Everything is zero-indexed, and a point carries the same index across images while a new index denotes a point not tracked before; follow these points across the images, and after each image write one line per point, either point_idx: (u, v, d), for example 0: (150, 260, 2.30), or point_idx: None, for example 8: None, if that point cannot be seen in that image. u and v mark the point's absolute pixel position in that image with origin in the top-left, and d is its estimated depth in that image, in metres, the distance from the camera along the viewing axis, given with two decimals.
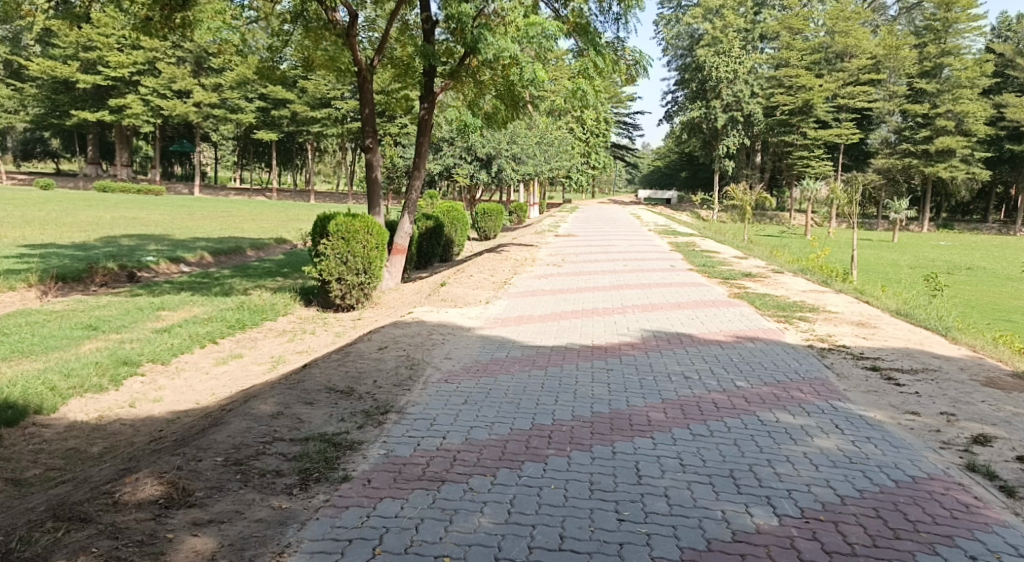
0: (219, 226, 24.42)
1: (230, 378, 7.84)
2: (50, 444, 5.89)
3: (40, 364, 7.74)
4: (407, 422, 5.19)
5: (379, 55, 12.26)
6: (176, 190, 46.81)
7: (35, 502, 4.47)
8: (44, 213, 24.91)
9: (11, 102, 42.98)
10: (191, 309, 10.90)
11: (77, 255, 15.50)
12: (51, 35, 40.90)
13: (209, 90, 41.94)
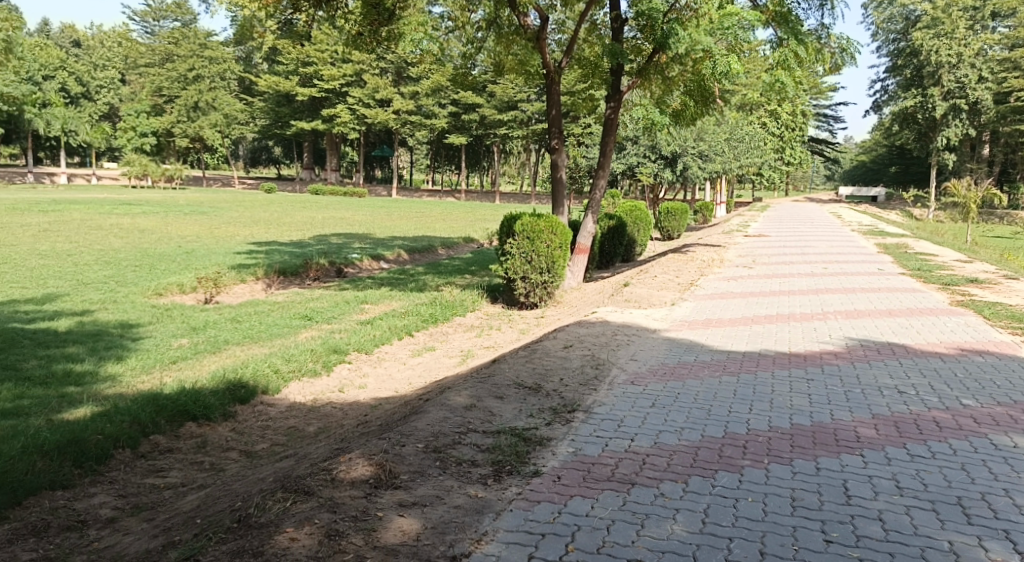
0: (415, 225, 25.93)
1: (425, 369, 8.30)
2: (274, 421, 6.55)
3: (266, 349, 8.64)
4: (594, 422, 5.21)
5: (567, 56, 12.34)
6: (376, 192, 50.31)
7: (264, 473, 4.99)
8: (268, 214, 27.79)
9: (244, 115, 48.36)
10: (391, 303, 11.66)
11: (295, 251, 17.14)
12: (276, 53, 45.47)
13: (407, 98, 44.60)
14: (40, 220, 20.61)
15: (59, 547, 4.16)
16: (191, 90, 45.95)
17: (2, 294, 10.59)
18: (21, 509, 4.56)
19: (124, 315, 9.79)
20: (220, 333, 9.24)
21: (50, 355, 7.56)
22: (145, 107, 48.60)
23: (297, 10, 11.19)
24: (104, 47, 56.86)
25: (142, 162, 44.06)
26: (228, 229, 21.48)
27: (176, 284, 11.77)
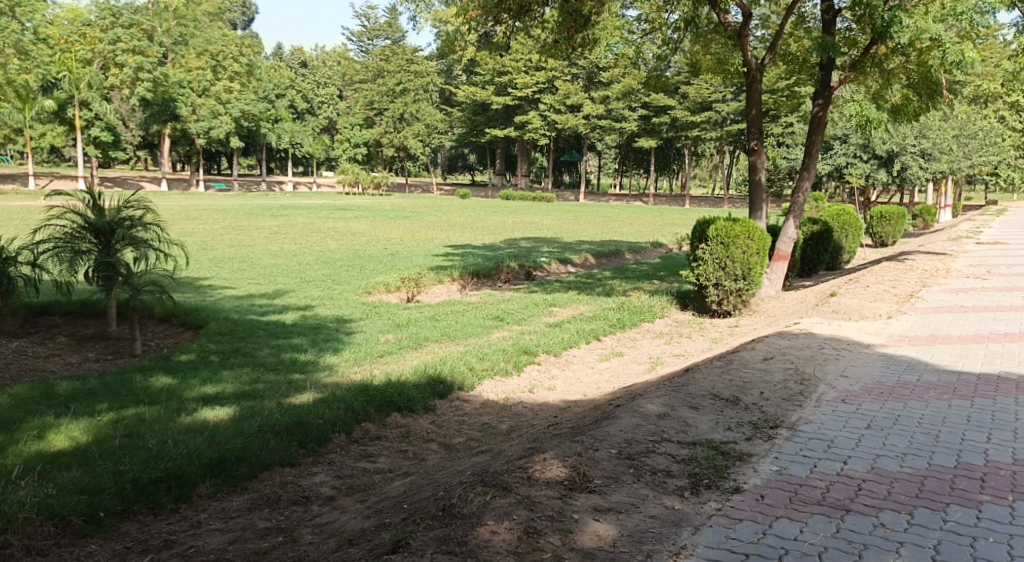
0: (603, 230, 25.92)
1: (614, 374, 8.26)
2: (470, 417, 6.82)
3: (461, 347, 9.02)
4: (800, 440, 4.91)
5: (771, 53, 11.72)
6: (565, 197, 50.95)
7: (462, 466, 5.21)
8: (463, 219, 29.09)
9: (443, 124, 50.99)
10: (579, 307, 11.74)
11: (488, 254, 17.78)
12: (474, 64, 47.39)
13: (598, 103, 44.63)
14: (270, 223, 23.07)
15: (286, 518, 4.60)
16: (398, 102, 49.30)
17: (240, 289, 11.94)
18: (256, 481, 5.09)
19: (339, 311, 10.67)
20: (421, 330, 9.79)
21: (278, 344, 8.40)
22: (357, 119, 52.78)
23: (497, 20, 11.54)
24: (326, 66, 62.39)
25: (354, 170, 47.89)
26: (427, 233, 22.72)
27: (382, 283, 12.63)
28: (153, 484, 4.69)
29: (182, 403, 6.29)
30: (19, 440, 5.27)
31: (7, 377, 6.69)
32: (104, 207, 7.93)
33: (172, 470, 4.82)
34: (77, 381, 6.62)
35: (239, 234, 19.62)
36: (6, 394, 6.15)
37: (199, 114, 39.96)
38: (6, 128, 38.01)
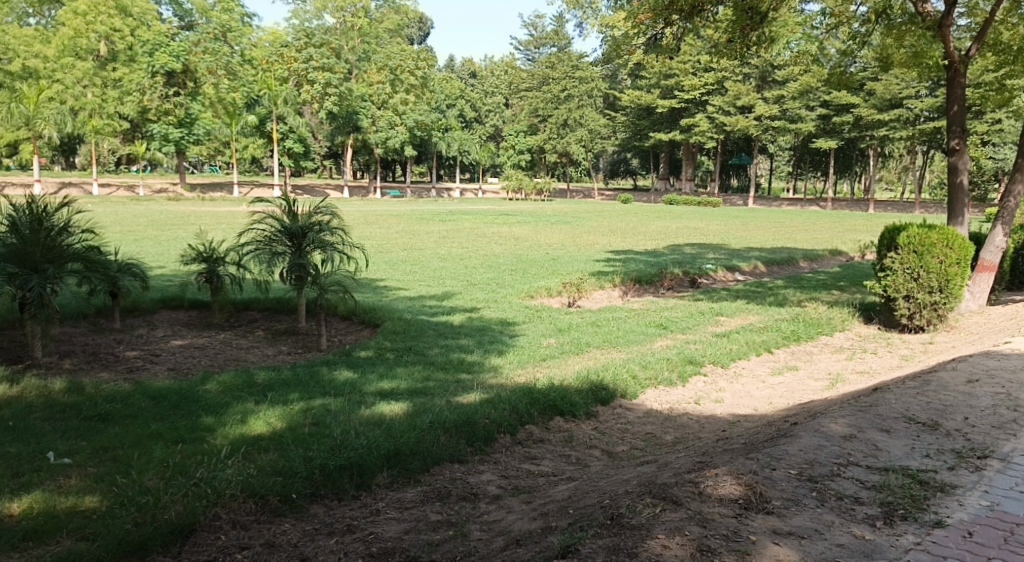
0: (773, 236, 24.68)
1: (788, 390, 7.81)
2: (633, 425, 6.71)
3: (625, 354, 8.90)
4: (1014, 475, 4.41)
5: (978, 43, 10.59)
6: (733, 202, 49.05)
7: (627, 476, 5.13)
8: (625, 224, 28.80)
9: (607, 129, 50.83)
10: (748, 317, 11.24)
11: (650, 260, 17.48)
12: (641, 68, 46.81)
13: (772, 103, 42.48)
14: (439, 228, 24.05)
15: (455, 512, 4.73)
16: (562, 108, 49.80)
17: (412, 290, 12.52)
18: (428, 474, 5.29)
19: (504, 314, 10.90)
20: (583, 335, 9.78)
21: (447, 344, 8.71)
22: (522, 126, 53.86)
23: (667, 22, 11.21)
24: (494, 74, 64.15)
25: (518, 176, 48.85)
26: (588, 238, 22.69)
27: (545, 288, 12.77)
28: (337, 471, 5.00)
29: (361, 397, 6.67)
30: (226, 423, 5.81)
31: (215, 365, 7.40)
32: (298, 213, 8.58)
33: (354, 459, 5.11)
34: (271, 372, 7.21)
35: (411, 238, 20.63)
36: (214, 380, 6.81)
37: (378, 124, 42.29)
38: (215, 142, 42.32)
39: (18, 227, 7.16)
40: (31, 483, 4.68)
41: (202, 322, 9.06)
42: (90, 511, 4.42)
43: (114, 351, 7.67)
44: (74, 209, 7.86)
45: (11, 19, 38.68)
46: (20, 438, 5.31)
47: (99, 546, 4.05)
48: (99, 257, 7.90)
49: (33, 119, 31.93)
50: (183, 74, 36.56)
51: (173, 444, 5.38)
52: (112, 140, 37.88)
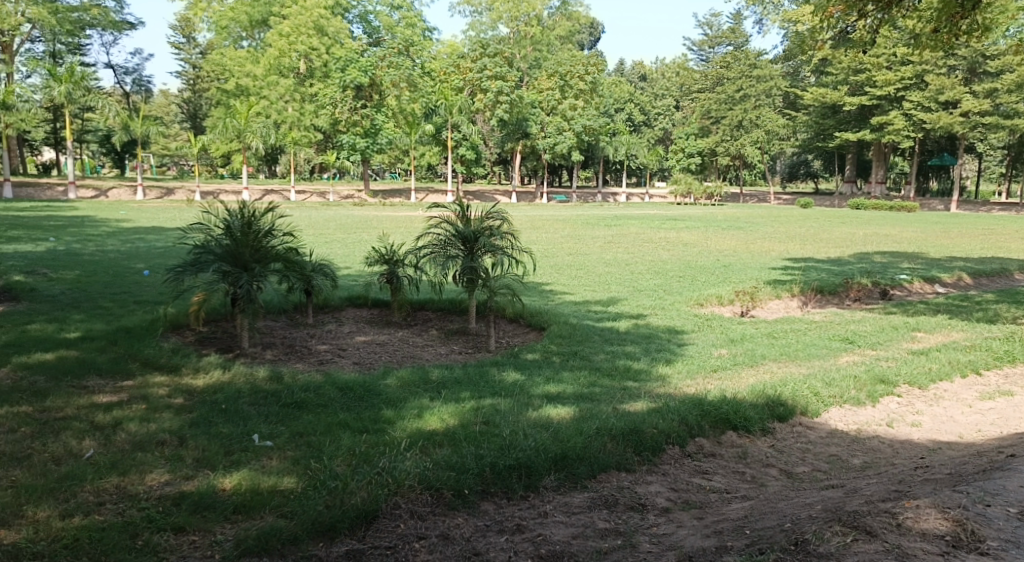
0: (980, 245, 22.29)
1: (999, 417, 6.99)
2: (816, 446, 6.29)
3: (805, 369, 8.37)
4: None
5: None
6: (931, 206, 44.80)
7: (811, 499, 4.80)
8: (806, 230, 27.23)
9: (787, 130, 48.37)
10: (950, 334, 10.20)
11: (834, 269, 16.38)
12: (827, 63, 44.07)
13: (982, 97, 38.39)
14: (606, 233, 23.96)
15: (624, 522, 4.65)
16: (738, 109, 48.01)
17: (578, 295, 12.54)
18: (595, 482, 5.25)
19: (672, 321, 10.64)
20: (759, 347, 9.33)
21: (614, 351, 8.62)
22: (694, 129, 52.50)
23: (861, 12, 10.32)
24: (666, 76, 62.97)
25: (688, 181, 47.61)
26: (765, 244, 21.66)
27: (716, 296, 12.33)
28: (507, 471, 5.09)
29: (530, 399, 6.75)
30: (404, 416, 6.08)
31: (394, 362, 7.80)
32: (471, 218, 8.86)
33: (524, 460, 5.18)
34: (444, 370, 7.47)
35: (578, 243, 20.69)
36: (393, 376, 7.17)
37: (547, 131, 42.64)
38: (396, 151, 44.77)
39: (231, 230, 7.94)
40: (238, 461, 5.14)
41: (382, 320, 9.59)
42: (288, 490, 4.77)
43: (307, 345, 8.30)
44: (277, 214, 8.60)
45: (227, 42, 43.25)
46: (229, 420, 5.85)
47: (296, 523, 4.35)
48: (297, 257, 8.58)
49: (242, 132, 35.44)
50: (371, 88, 38.90)
51: (358, 434, 5.70)
52: (307, 150, 41.15)
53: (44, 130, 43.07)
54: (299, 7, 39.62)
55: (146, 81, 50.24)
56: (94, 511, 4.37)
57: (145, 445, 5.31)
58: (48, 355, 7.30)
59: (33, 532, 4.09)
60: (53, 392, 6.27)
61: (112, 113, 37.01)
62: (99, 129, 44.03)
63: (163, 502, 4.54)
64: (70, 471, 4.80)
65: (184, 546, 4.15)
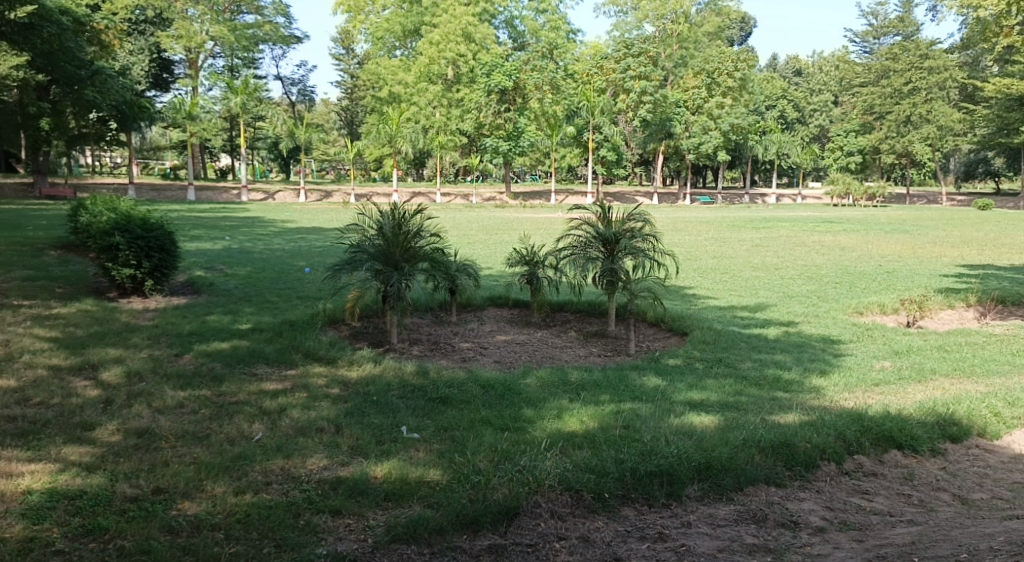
0: None
1: None
2: (995, 471, 5.74)
3: (982, 387, 7.66)
4: None
5: None
6: None
7: (991, 530, 4.39)
8: (984, 234, 24.92)
9: (962, 125, 44.49)
10: None
11: (1018, 278, 14.88)
12: (1012, 51, 40.11)
13: None
14: (754, 236, 23.07)
15: (775, 538, 4.46)
16: (905, 103, 44.73)
17: (723, 300, 12.15)
18: (743, 494, 5.06)
19: (826, 330, 10.06)
20: (927, 361, 8.64)
21: (762, 359, 8.27)
22: (854, 126, 49.47)
23: None
24: (822, 71, 59.70)
25: (846, 181, 44.86)
26: (934, 249, 20.03)
27: (877, 305, 11.54)
28: (649, 477, 5.01)
29: (672, 405, 6.61)
30: (544, 416, 6.12)
31: (535, 361, 7.88)
32: (612, 219, 8.83)
33: (666, 466, 5.07)
34: (585, 372, 7.46)
35: (723, 245, 20.07)
36: (533, 376, 7.24)
37: (692, 130, 41.59)
38: (539, 153, 45.19)
39: (383, 230, 8.32)
40: (388, 451, 5.37)
41: (523, 320, 9.72)
42: (434, 481, 4.93)
43: (451, 342, 8.55)
44: (425, 215, 8.92)
45: (382, 52, 45.46)
46: (379, 412, 6.13)
47: (442, 514, 4.49)
48: (443, 257, 8.86)
49: (393, 137, 37.14)
50: (515, 91, 39.41)
51: (500, 431, 5.80)
52: (453, 154, 42.37)
53: (221, 138, 47.09)
54: (449, 16, 40.78)
55: (309, 90, 53.70)
56: (262, 490, 4.71)
57: (305, 431, 5.67)
58: (223, 344, 7.97)
59: (210, 505, 4.48)
60: (227, 378, 6.83)
61: (279, 122, 39.85)
62: (268, 137, 47.56)
63: (321, 485, 4.82)
64: (241, 452, 5.21)
65: (340, 528, 4.38)
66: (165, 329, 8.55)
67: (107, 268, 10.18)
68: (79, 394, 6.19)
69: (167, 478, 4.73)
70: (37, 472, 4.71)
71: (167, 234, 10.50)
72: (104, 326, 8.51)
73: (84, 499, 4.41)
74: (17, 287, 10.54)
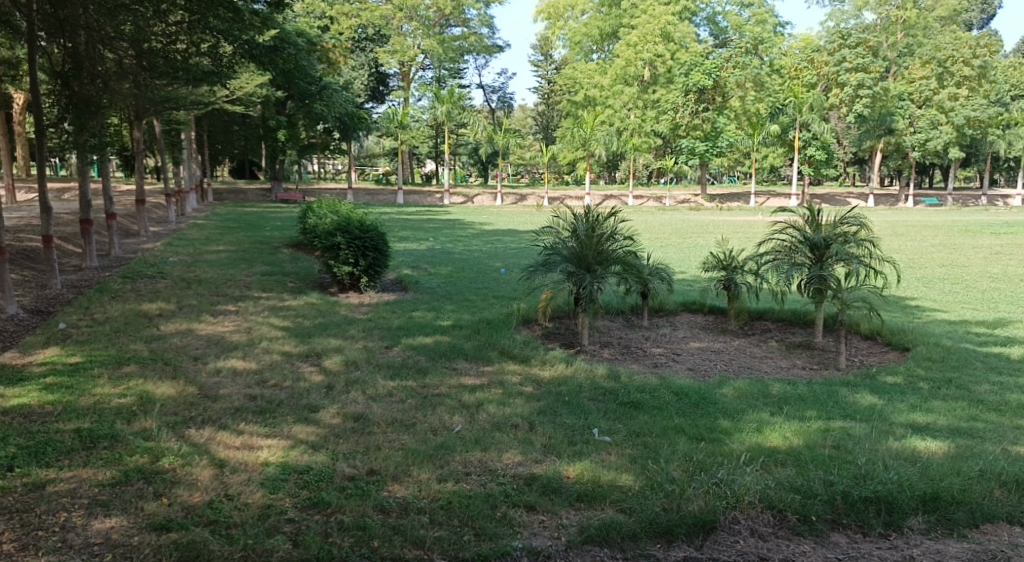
0: None
1: None
2: None
3: None
4: None
5: None
6: None
7: None
8: None
9: None
10: None
11: None
12: None
13: None
14: (992, 242, 20.59)
15: None
16: None
17: (953, 314, 10.96)
18: (977, 531, 4.54)
19: None
20: None
21: (1001, 382, 7.36)
22: None
23: None
24: None
25: None
26: None
27: None
28: (863, 503, 4.65)
29: (890, 427, 6.08)
30: (743, 429, 5.87)
31: (732, 371, 7.59)
32: (823, 223, 8.30)
33: (884, 493, 4.68)
34: (788, 385, 7.07)
35: (953, 253, 18.10)
36: (731, 386, 6.98)
37: (917, 125, 37.89)
38: (739, 154, 43.45)
39: (577, 233, 8.41)
40: (581, 451, 5.42)
41: (719, 326, 9.39)
42: (627, 486, 4.90)
43: (643, 347, 8.46)
44: (620, 217, 8.88)
45: (579, 56, 46.22)
46: (572, 413, 6.20)
47: (635, 520, 4.46)
48: (636, 260, 8.76)
49: (587, 140, 37.96)
50: (714, 90, 38.27)
51: (696, 440, 5.64)
52: (647, 156, 41.46)
53: (428, 145, 50.04)
54: (648, 17, 39.98)
55: (509, 97, 55.66)
56: (463, 480, 4.95)
57: (502, 427, 5.87)
58: (427, 339, 8.47)
59: (417, 489, 4.78)
60: (430, 371, 7.25)
61: (480, 128, 41.69)
62: (469, 142, 49.85)
63: (517, 480, 4.96)
64: (442, 442, 5.50)
65: (535, 524, 4.49)
66: (377, 323, 9.25)
67: (329, 266, 11.20)
68: (304, 379, 6.86)
69: (378, 461, 5.11)
70: (272, 446, 5.29)
71: (380, 234, 11.34)
72: (326, 318, 9.36)
73: (310, 474, 4.88)
74: (256, 281, 11.87)
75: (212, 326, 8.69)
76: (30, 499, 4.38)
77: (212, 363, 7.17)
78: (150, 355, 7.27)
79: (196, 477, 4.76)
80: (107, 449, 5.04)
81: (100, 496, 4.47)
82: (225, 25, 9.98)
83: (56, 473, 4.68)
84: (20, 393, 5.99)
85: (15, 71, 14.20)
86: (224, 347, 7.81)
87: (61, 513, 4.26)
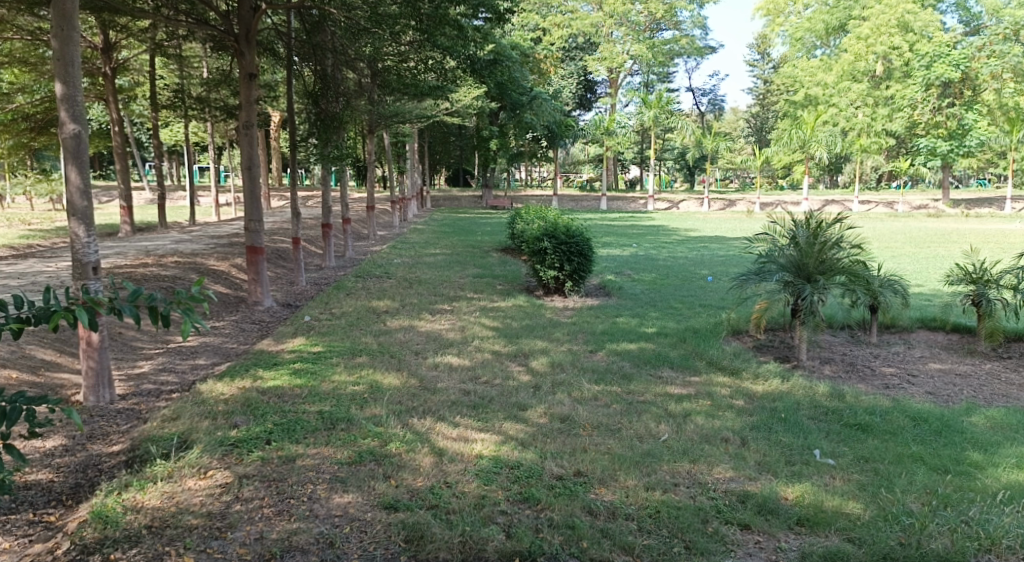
0: None
1: None
2: None
3: None
4: None
5: None
6: None
7: None
8: None
9: None
10: None
11: None
12: None
13: None
14: None
15: None
16: None
17: None
18: None
19: None
20: None
21: None
22: None
23: None
24: None
25: None
26: None
27: None
28: None
29: None
30: (998, 463, 5.21)
31: (981, 398, 6.76)
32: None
33: None
34: None
35: None
36: (980, 414, 6.22)
37: None
38: (989, 152, 38.72)
39: (798, 240, 7.92)
40: (801, 473, 5.10)
41: (967, 346, 8.42)
42: (855, 514, 4.54)
43: (871, 365, 7.79)
44: (846, 224, 8.21)
45: (802, 52, 43.94)
46: (789, 431, 5.85)
47: (865, 552, 4.18)
48: (865, 270, 8.05)
49: (806, 141, 35.96)
50: (962, 83, 33.93)
51: (939, 471, 5.10)
52: (878, 157, 38.39)
53: (634, 152, 49.99)
54: (883, 6, 36.37)
55: (720, 99, 54.22)
56: (670, 490, 4.85)
57: (711, 439, 5.68)
58: (632, 345, 8.43)
59: (623, 495, 4.76)
60: (635, 377, 7.20)
61: (689, 131, 40.49)
62: (676, 146, 48.93)
63: (730, 496, 4.77)
64: (650, 449, 5.43)
65: (750, 543, 4.31)
66: (581, 326, 9.35)
67: (536, 269, 11.55)
68: (514, 378, 7.11)
69: (586, 464, 5.15)
70: (485, 440, 5.52)
71: (586, 239, 11.42)
72: (532, 320, 9.65)
73: (521, 470, 5.04)
74: (469, 283, 12.49)
75: (430, 324, 9.28)
76: (283, 469, 4.93)
77: (430, 358, 7.66)
78: (378, 348, 7.91)
79: (418, 462, 5.09)
80: (345, 430, 5.56)
81: (340, 473, 4.92)
82: (451, 42, 10.47)
83: (303, 448, 5.22)
84: (275, 376, 6.80)
85: (273, 92, 16.00)
86: (442, 343, 8.30)
87: (307, 485, 4.75)
